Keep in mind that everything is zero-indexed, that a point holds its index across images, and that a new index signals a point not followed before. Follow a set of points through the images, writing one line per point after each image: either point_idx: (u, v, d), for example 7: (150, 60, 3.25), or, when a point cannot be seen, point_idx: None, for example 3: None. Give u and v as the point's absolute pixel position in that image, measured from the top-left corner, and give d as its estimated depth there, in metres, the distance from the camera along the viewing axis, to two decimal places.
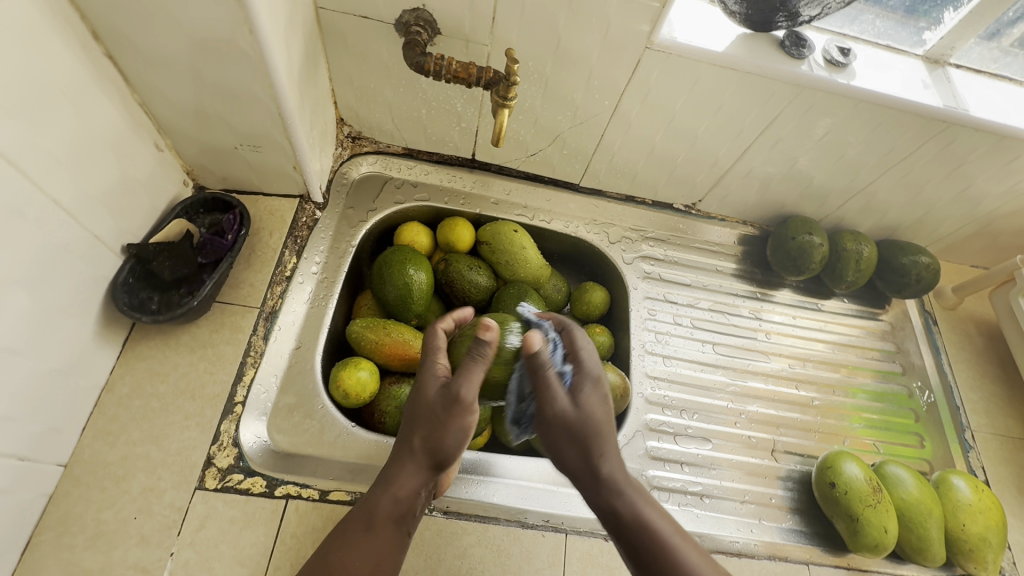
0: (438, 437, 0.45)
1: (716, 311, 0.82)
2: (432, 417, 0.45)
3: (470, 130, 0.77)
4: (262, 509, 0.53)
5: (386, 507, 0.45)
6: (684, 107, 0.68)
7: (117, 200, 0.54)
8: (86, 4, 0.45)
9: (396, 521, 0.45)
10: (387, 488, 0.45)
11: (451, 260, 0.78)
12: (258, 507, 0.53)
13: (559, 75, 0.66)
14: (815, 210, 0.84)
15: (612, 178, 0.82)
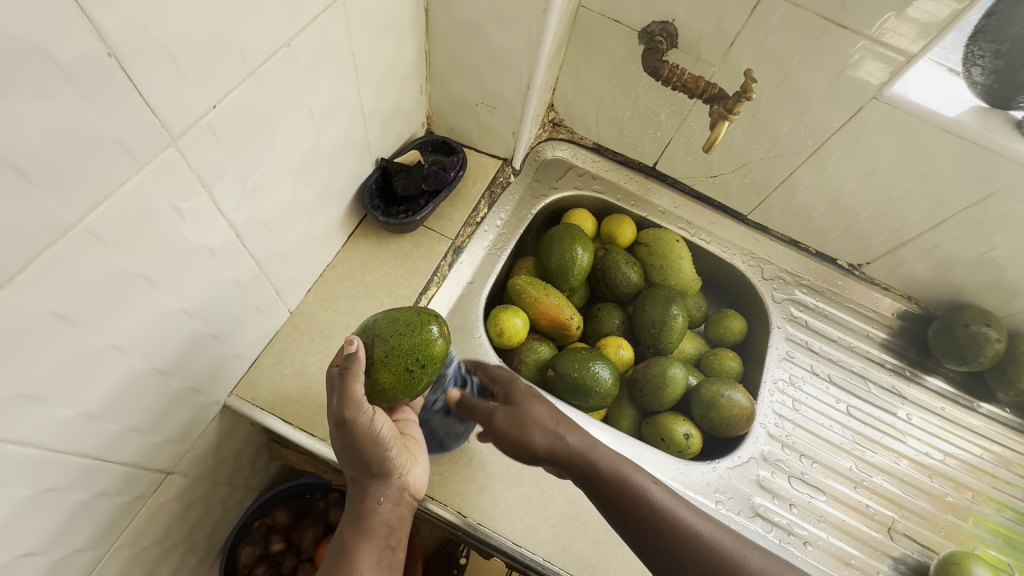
0: (364, 456, 0.50)
1: (856, 375, 0.81)
2: (343, 449, 0.51)
3: (662, 140, 0.83)
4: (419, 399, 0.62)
5: (356, 530, 0.50)
6: (890, 164, 0.69)
7: (387, 121, 0.67)
8: None
9: (366, 538, 0.50)
10: (353, 519, 0.51)
11: (610, 251, 0.84)
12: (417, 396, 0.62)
13: (774, 106, 0.70)
14: (998, 305, 0.79)
15: (783, 218, 0.84)
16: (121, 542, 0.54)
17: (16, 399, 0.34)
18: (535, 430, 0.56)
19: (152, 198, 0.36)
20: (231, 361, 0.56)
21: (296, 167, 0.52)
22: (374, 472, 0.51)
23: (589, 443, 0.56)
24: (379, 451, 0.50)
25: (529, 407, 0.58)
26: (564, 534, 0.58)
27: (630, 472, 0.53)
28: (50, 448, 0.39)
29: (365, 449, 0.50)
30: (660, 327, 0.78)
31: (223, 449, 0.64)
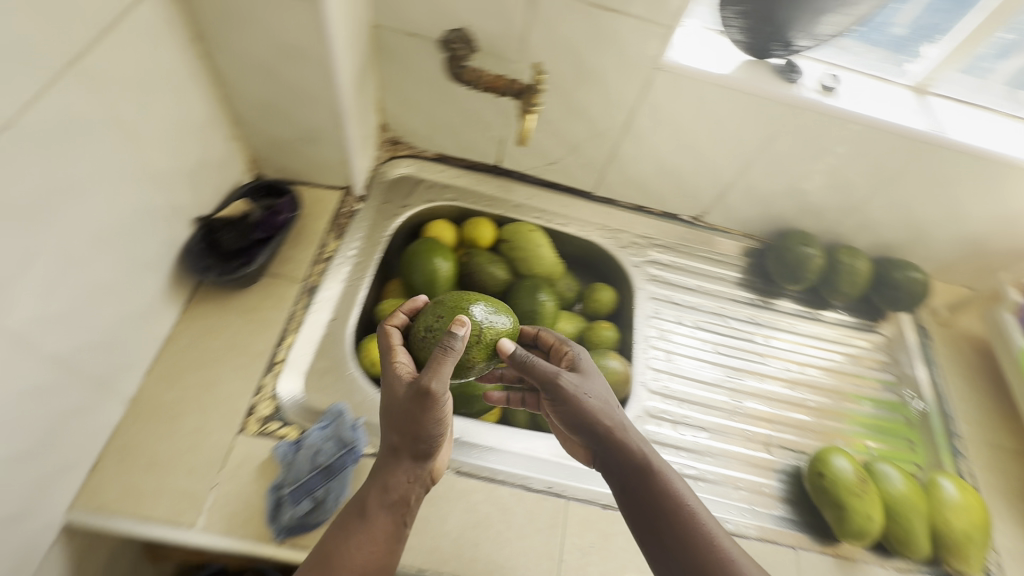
0: (414, 426, 0.48)
1: (717, 316, 0.88)
2: (391, 410, 0.50)
3: (497, 139, 0.86)
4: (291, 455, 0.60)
5: (379, 496, 0.50)
6: (691, 123, 0.76)
7: (194, 177, 0.63)
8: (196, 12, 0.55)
9: (388, 509, 0.50)
10: (379, 481, 0.50)
11: (473, 254, 0.85)
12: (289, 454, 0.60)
13: (580, 90, 0.74)
14: (813, 225, 0.90)
15: (623, 188, 0.90)
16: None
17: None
18: (596, 415, 0.53)
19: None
20: (59, 475, 0.51)
21: (79, 250, 0.48)
22: (412, 448, 0.50)
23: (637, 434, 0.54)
24: (434, 422, 0.50)
25: (591, 379, 0.56)
26: (467, 544, 0.59)
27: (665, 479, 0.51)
28: None
29: (417, 422, 0.48)
30: (532, 316, 0.80)
31: (88, 569, 0.58)
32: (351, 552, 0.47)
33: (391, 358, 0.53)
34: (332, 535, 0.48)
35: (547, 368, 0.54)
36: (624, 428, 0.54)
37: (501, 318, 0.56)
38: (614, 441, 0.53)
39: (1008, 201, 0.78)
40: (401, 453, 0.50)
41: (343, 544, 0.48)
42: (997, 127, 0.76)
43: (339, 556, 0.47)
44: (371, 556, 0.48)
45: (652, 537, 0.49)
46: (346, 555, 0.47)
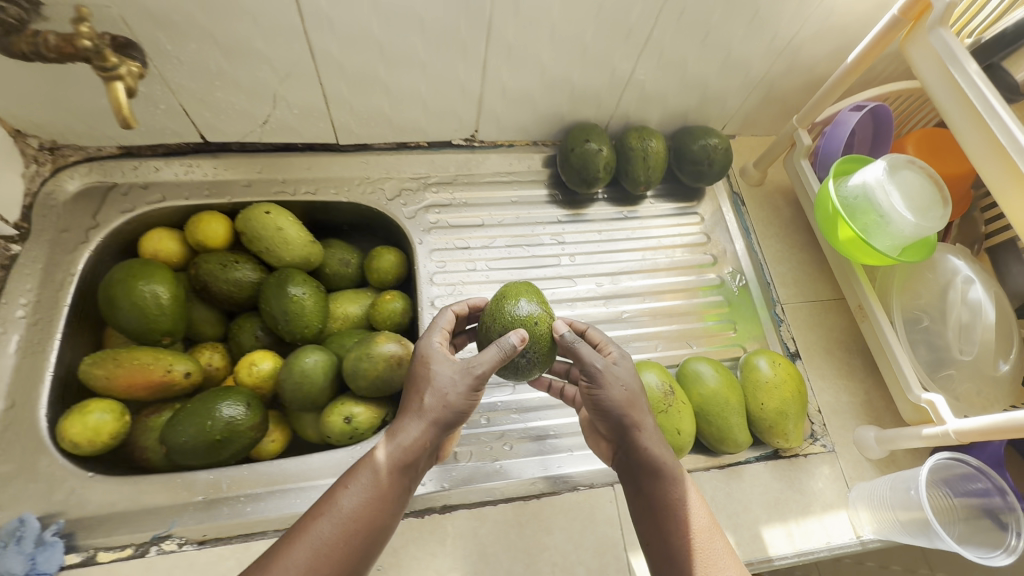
0: (446, 396, 0.52)
1: (516, 248, 0.77)
2: (428, 376, 0.54)
3: (175, 111, 0.66)
4: None
5: (389, 455, 0.51)
6: (385, 33, 0.59)
7: None
8: None
9: (402, 473, 0.51)
10: (395, 437, 0.52)
11: (203, 262, 0.69)
12: None
13: (221, 25, 0.56)
14: (596, 114, 0.77)
15: (366, 128, 0.73)
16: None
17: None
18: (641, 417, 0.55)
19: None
20: None
21: None
22: (433, 418, 0.53)
23: (652, 430, 0.55)
24: (464, 393, 0.54)
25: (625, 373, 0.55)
26: None
27: (675, 481, 0.53)
28: None
29: (448, 393, 0.52)
30: (287, 316, 0.67)
31: None
32: (351, 503, 0.49)
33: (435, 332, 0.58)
34: (339, 487, 0.50)
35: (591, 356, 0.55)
36: (651, 431, 0.55)
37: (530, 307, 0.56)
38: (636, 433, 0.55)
39: (781, 32, 0.67)
40: (418, 421, 0.53)
41: (348, 496, 0.49)
42: None
43: (343, 504, 0.49)
44: (375, 518, 0.49)
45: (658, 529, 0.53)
46: (348, 506, 0.49)
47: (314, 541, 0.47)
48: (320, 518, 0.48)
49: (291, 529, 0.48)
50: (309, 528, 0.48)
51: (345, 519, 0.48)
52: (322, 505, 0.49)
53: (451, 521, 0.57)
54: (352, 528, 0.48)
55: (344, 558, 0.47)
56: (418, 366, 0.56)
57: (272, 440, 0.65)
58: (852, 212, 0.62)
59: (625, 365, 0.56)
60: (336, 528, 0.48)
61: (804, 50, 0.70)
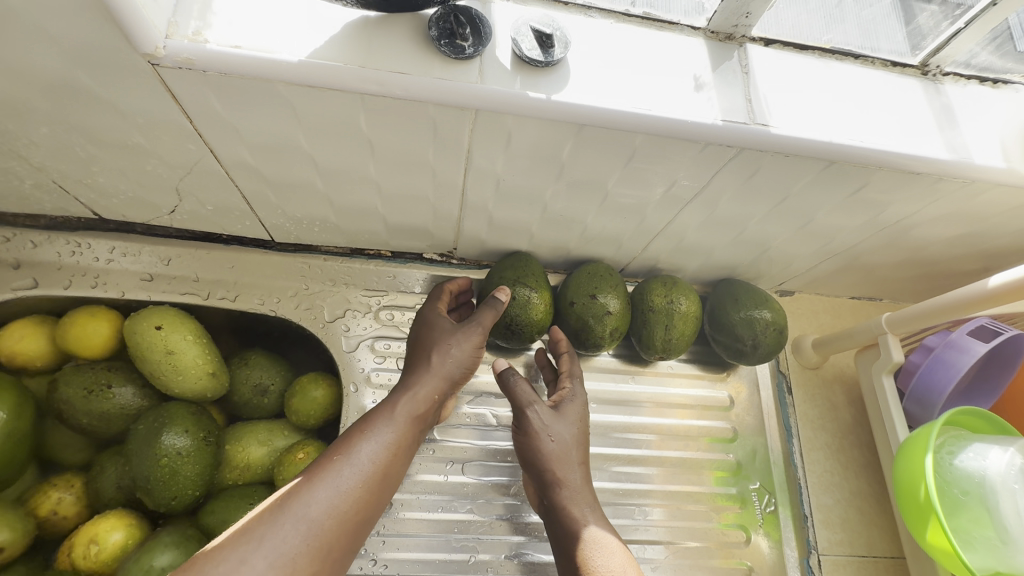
0: (453, 347, 0.52)
1: (480, 408, 0.59)
2: (444, 332, 0.53)
3: (49, 187, 0.49)
4: None
5: (404, 403, 0.48)
6: (319, 146, 0.41)
7: None
8: None
9: (415, 425, 0.48)
10: (407, 390, 0.49)
11: (67, 376, 0.53)
12: None
13: (77, 112, 0.39)
14: (615, 254, 0.58)
15: (309, 232, 0.56)
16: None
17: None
18: (569, 457, 0.50)
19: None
20: None
21: None
22: (446, 374, 0.51)
23: (574, 481, 0.50)
24: (473, 346, 0.52)
25: (563, 421, 0.52)
26: None
27: (595, 543, 0.46)
28: None
29: (458, 344, 0.52)
30: (156, 479, 0.50)
31: None
32: (371, 449, 0.45)
33: (437, 299, 0.56)
34: (354, 433, 0.46)
35: (527, 394, 0.52)
36: (576, 484, 0.50)
37: (526, 289, 0.55)
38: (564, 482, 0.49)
39: (889, 210, 0.47)
40: (434, 374, 0.50)
41: (364, 442, 0.45)
42: (874, 91, 0.42)
43: (362, 450, 0.44)
44: (390, 466, 0.46)
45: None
46: (366, 454, 0.44)
47: (336, 484, 0.42)
48: (337, 462, 0.43)
49: (306, 472, 0.43)
50: (329, 470, 0.43)
51: (363, 466, 0.44)
52: (338, 449, 0.44)
53: None
54: (372, 474, 0.44)
55: (363, 505, 0.43)
56: (426, 325, 0.54)
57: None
58: (954, 509, 0.41)
59: (572, 406, 0.53)
60: (355, 474, 0.43)
61: (915, 230, 0.50)
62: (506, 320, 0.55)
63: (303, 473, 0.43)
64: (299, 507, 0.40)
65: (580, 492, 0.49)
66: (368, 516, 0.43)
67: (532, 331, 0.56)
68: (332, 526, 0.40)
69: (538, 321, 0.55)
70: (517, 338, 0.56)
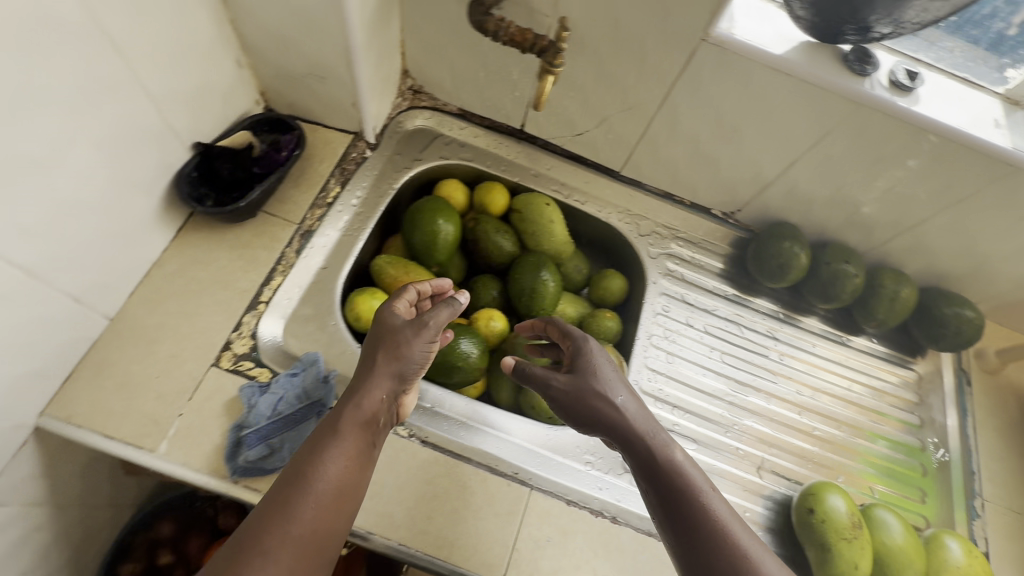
0: (399, 346, 0.50)
1: (734, 324, 0.82)
2: (399, 339, 0.51)
3: (523, 100, 0.79)
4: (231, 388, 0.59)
5: (353, 408, 0.47)
6: (735, 109, 0.67)
7: (195, 99, 0.60)
8: None
9: (366, 432, 0.47)
10: (356, 396, 0.48)
11: (481, 221, 0.81)
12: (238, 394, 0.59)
13: (614, 55, 0.67)
14: (859, 240, 0.80)
15: (653, 172, 0.82)
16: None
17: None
18: (598, 403, 0.50)
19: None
20: (27, 379, 0.51)
21: (56, 161, 0.47)
22: (395, 372, 0.50)
23: (650, 429, 0.49)
24: (419, 346, 0.51)
25: (587, 376, 0.52)
26: (421, 516, 0.58)
27: (688, 478, 0.46)
28: None
29: (403, 344, 0.50)
30: (531, 296, 0.76)
31: (58, 475, 0.60)
32: (328, 468, 0.44)
33: (393, 302, 0.56)
34: (310, 455, 0.44)
35: (546, 374, 0.53)
36: (634, 421, 0.49)
37: (798, 247, 0.78)
38: (636, 434, 0.49)
39: None
40: (381, 375, 0.49)
41: (319, 463, 0.43)
42: None
43: (321, 472, 0.43)
44: (355, 469, 0.45)
45: (674, 524, 0.45)
46: (327, 474, 0.43)
47: (289, 521, 0.40)
48: (295, 493, 0.42)
49: (264, 509, 0.41)
50: (287, 505, 0.41)
51: (326, 487, 0.43)
52: (293, 476, 0.43)
53: (619, 534, 0.61)
54: (331, 489, 0.43)
55: (320, 521, 0.42)
56: (383, 333, 0.52)
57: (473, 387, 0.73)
58: None
59: (586, 361, 0.54)
60: (320, 493, 0.42)
61: None
62: (781, 262, 0.78)
63: (250, 520, 0.41)
64: (247, 556, 0.38)
65: (645, 421, 0.49)
66: (340, 523, 0.43)
67: (792, 275, 0.79)
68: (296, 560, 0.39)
69: (800, 269, 0.78)
70: (781, 276, 0.79)
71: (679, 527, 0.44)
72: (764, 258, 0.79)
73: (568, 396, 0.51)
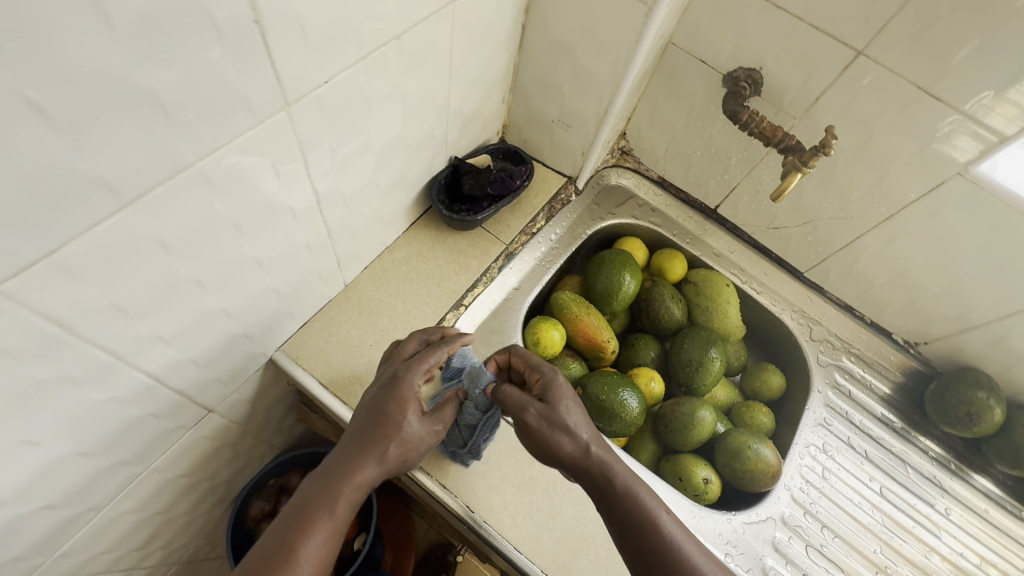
0: (410, 446, 0.49)
1: (897, 458, 0.77)
2: (414, 431, 0.50)
3: (729, 184, 0.82)
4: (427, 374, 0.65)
5: (346, 484, 0.46)
6: (965, 245, 0.66)
7: (468, 121, 0.70)
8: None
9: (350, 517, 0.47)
10: (349, 480, 0.46)
11: (658, 283, 0.83)
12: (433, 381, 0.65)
13: (849, 166, 0.69)
14: None
15: (842, 281, 0.82)
16: (90, 531, 0.53)
17: (50, 334, 0.34)
18: (570, 437, 0.50)
19: (266, 147, 0.41)
20: (286, 318, 0.60)
21: (380, 150, 0.56)
22: (396, 464, 0.49)
23: (583, 438, 0.51)
24: (422, 452, 0.51)
25: (554, 406, 0.51)
26: (566, 551, 0.58)
27: (644, 506, 0.49)
28: (143, 368, 0.44)
29: (415, 442, 0.50)
30: (696, 368, 0.76)
31: (258, 405, 0.68)
32: (315, 548, 0.43)
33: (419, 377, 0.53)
34: (302, 530, 0.43)
35: (519, 399, 0.52)
36: (584, 447, 0.51)
37: (996, 401, 0.72)
38: (587, 463, 0.50)
39: None
40: (383, 465, 0.48)
41: (309, 543, 0.43)
42: None
43: (311, 557, 0.43)
44: (333, 550, 0.45)
45: (641, 557, 0.49)
46: (315, 556, 0.43)
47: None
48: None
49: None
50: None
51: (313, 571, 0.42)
52: (281, 555, 0.42)
53: None
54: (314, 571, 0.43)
55: None
56: (398, 414, 0.50)
57: (618, 438, 0.73)
58: None
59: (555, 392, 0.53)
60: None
61: None
62: (972, 410, 0.73)
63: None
64: None
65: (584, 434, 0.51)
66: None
67: (980, 427, 0.74)
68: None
69: (991, 424, 0.73)
70: (967, 424, 0.74)
71: (645, 558, 0.48)
72: (950, 402, 0.75)
73: (534, 440, 0.51)
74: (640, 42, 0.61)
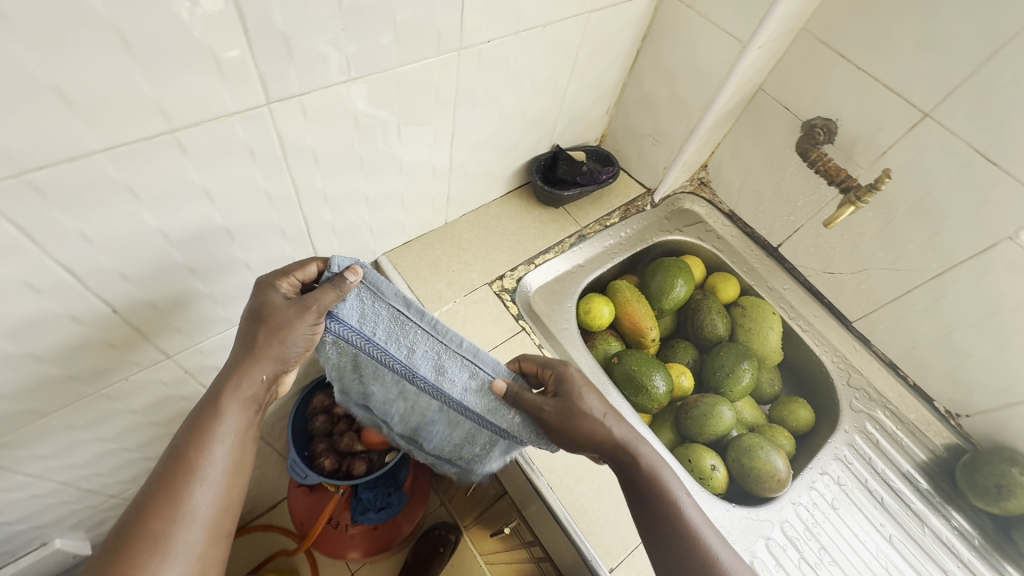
0: (279, 330, 0.47)
1: (915, 517, 0.77)
2: (284, 321, 0.48)
3: (793, 225, 0.90)
4: (493, 305, 0.78)
5: (235, 393, 0.46)
6: (1013, 311, 0.70)
7: (575, 118, 0.85)
8: (659, 28, 0.78)
9: (250, 415, 0.46)
10: (230, 387, 0.45)
11: (708, 298, 0.91)
12: (498, 312, 0.77)
13: (907, 220, 0.75)
14: None
15: (888, 337, 0.85)
16: (220, 344, 0.68)
17: (276, 154, 0.51)
18: (591, 425, 0.53)
19: (435, 75, 0.57)
20: (399, 228, 0.75)
21: (505, 114, 0.71)
22: (279, 355, 0.48)
23: (609, 425, 0.53)
24: (296, 334, 0.49)
25: (574, 400, 0.54)
26: (572, 475, 0.65)
27: (662, 483, 0.52)
28: (305, 215, 0.60)
29: (280, 324, 0.48)
30: (727, 375, 0.82)
31: None
32: (220, 446, 0.43)
33: (276, 278, 0.50)
34: (192, 440, 0.42)
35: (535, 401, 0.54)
36: (613, 426, 0.54)
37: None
38: (614, 443, 0.53)
39: None
40: (265, 359, 0.47)
41: (209, 441, 0.43)
42: None
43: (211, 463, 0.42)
44: (245, 440, 0.46)
45: (655, 532, 0.52)
46: (218, 457, 0.43)
47: (185, 513, 0.40)
48: (189, 474, 0.41)
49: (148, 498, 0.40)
50: (172, 495, 0.40)
51: (218, 473, 0.43)
52: (176, 460, 0.42)
53: None
54: (232, 462, 0.44)
55: (228, 493, 0.43)
56: (263, 313, 0.48)
57: (641, 416, 0.80)
58: None
59: (572, 383, 0.55)
60: (217, 480, 0.43)
61: None
62: (1002, 483, 0.73)
63: (138, 507, 0.40)
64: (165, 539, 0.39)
65: (609, 413, 0.54)
66: (239, 494, 0.45)
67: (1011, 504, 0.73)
68: (206, 540, 0.40)
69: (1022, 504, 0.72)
70: (997, 497, 0.73)
71: (663, 535, 0.51)
72: (982, 471, 0.75)
73: (564, 432, 0.53)
74: (730, 75, 0.73)
